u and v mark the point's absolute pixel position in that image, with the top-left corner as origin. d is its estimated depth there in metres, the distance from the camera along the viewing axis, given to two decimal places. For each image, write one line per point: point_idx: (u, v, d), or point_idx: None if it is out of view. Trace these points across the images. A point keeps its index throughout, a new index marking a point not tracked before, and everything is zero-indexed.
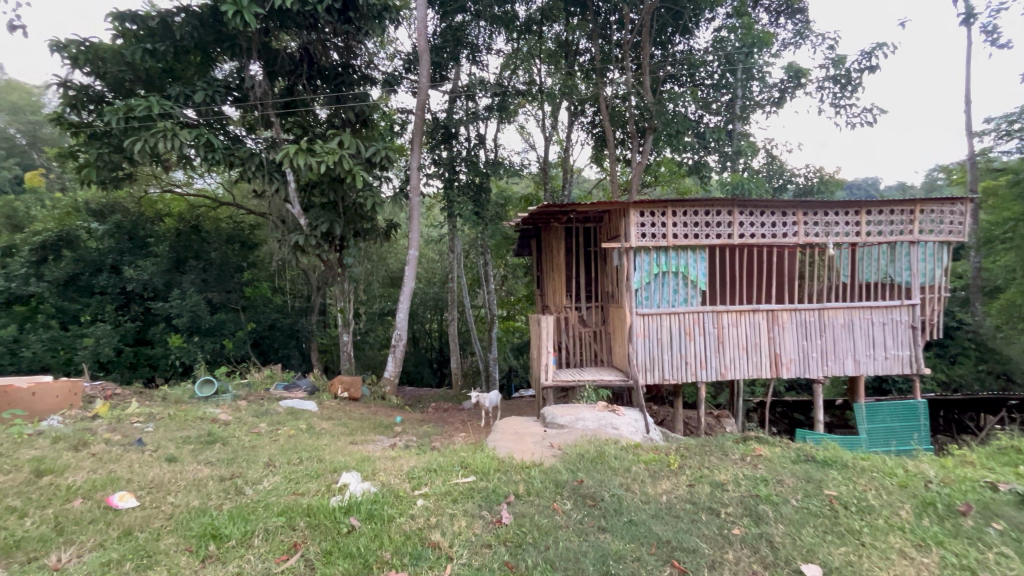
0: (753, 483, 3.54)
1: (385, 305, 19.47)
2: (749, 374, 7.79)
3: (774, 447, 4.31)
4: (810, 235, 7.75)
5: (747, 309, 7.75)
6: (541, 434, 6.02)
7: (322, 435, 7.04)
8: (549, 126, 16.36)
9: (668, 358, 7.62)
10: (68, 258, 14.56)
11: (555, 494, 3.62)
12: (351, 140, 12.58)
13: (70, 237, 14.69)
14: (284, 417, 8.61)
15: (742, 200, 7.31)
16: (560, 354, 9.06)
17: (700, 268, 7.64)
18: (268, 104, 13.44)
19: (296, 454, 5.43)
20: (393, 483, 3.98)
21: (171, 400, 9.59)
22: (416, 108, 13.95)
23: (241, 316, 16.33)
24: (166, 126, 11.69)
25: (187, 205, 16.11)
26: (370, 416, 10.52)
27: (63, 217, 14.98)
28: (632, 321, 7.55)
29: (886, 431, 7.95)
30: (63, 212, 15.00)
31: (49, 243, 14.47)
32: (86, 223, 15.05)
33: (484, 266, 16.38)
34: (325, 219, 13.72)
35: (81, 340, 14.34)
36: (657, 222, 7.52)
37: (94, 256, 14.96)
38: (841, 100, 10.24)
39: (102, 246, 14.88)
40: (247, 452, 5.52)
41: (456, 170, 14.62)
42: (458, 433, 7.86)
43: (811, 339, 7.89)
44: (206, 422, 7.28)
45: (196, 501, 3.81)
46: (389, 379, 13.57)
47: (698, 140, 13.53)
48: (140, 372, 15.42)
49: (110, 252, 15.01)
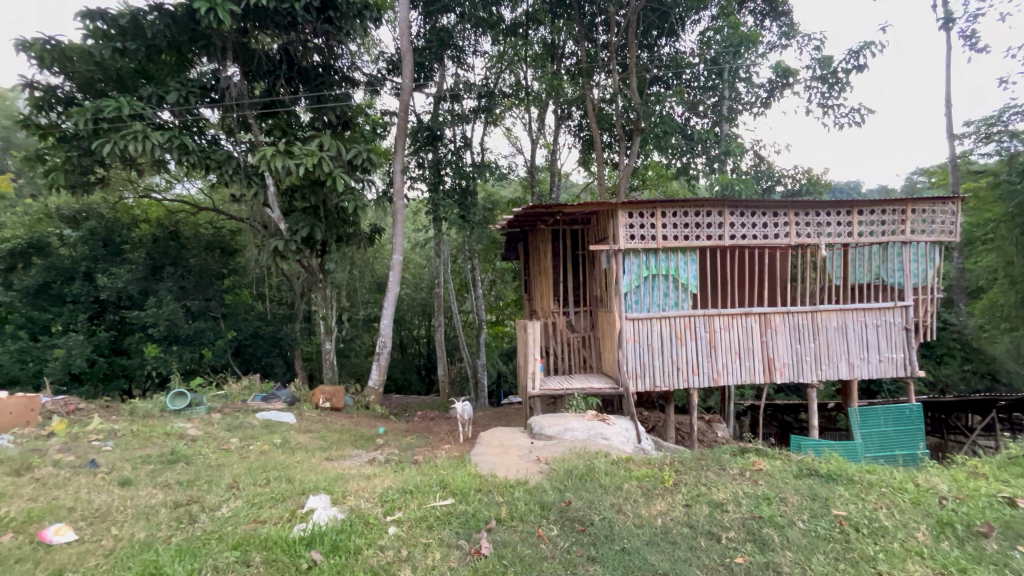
0: (755, 503, 3.27)
1: (370, 312, 19.05)
2: (741, 379, 7.57)
3: (773, 460, 4.07)
4: (802, 236, 7.58)
5: (739, 312, 7.53)
6: (527, 447, 5.72)
7: (296, 451, 6.65)
8: (536, 129, 16.13)
9: (659, 364, 7.36)
10: (38, 266, 13.97)
11: (541, 519, 3.31)
12: (331, 141, 12.20)
13: (41, 244, 14.09)
14: (260, 430, 8.20)
15: (734, 200, 7.10)
16: (548, 361, 8.75)
17: (690, 270, 7.42)
18: (246, 105, 13.02)
19: (264, 474, 5.04)
20: (364, 508, 3.63)
21: (141, 414, 9.09)
22: (399, 111, 13.62)
23: (221, 324, 15.83)
24: (137, 128, 11.22)
25: (165, 211, 15.61)
26: (353, 428, 10.11)
27: (33, 223, 14.39)
28: (621, 326, 7.27)
29: (883, 438, 7.70)
30: (33, 218, 14.39)
31: (18, 250, 13.88)
32: (57, 229, 14.45)
33: (472, 270, 16.06)
34: (305, 223, 13.29)
35: (51, 351, 13.73)
36: (647, 224, 7.27)
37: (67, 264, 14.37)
38: (829, 101, 10.15)
39: (75, 253, 14.28)
40: (212, 473, 5.13)
41: (442, 174, 14.30)
42: (442, 446, 7.50)
43: (804, 342, 7.70)
44: (172, 439, 6.83)
45: (142, 532, 3.43)
46: (373, 388, 13.13)
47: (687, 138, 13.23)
48: (113, 384, 14.80)
49: (83, 259, 14.41)
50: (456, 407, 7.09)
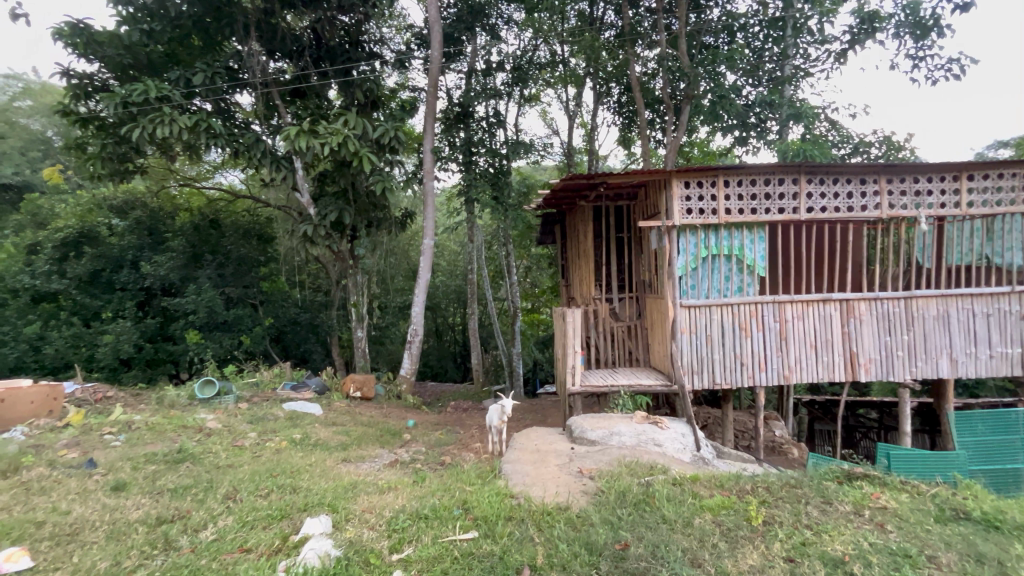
0: (892, 564, 2.50)
1: (404, 299, 18.65)
2: (818, 377, 6.47)
3: (899, 498, 3.23)
4: (895, 207, 6.35)
5: (816, 299, 6.41)
6: (567, 455, 4.99)
7: (316, 451, 6.11)
8: (572, 108, 15.11)
9: (719, 358, 6.37)
10: (88, 255, 14.14)
11: (591, 570, 2.57)
12: (357, 119, 11.56)
13: (90, 234, 14.31)
14: (284, 424, 7.78)
15: (814, 164, 5.97)
16: (589, 354, 7.88)
17: (758, 249, 6.36)
18: (273, 86, 12.58)
19: (274, 479, 4.50)
20: (366, 540, 2.97)
21: (168, 403, 8.86)
22: (428, 89, 12.87)
23: (259, 311, 15.76)
24: (163, 111, 10.91)
25: (205, 200, 15.60)
26: (382, 420, 9.63)
27: (83, 213, 14.63)
28: (675, 315, 6.32)
29: (981, 451, 6.54)
30: (85, 209, 14.62)
31: (70, 240, 14.10)
32: (107, 219, 14.62)
33: (506, 257, 15.19)
34: (333, 208, 12.82)
35: (101, 337, 13.91)
36: (706, 195, 6.25)
37: (115, 253, 14.43)
38: (921, 50, 8.66)
39: (122, 242, 14.45)
40: (217, 477, 4.64)
41: (473, 154, 13.46)
42: (472, 447, 6.83)
43: (895, 334, 6.49)
44: (191, 434, 6.45)
45: (104, 562, 2.89)
46: (405, 377, 12.65)
47: (752, 97, 11.69)
48: (158, 369, 15.00)
49: (130, 248, 14.44)
50: (489, 406, 6.11)
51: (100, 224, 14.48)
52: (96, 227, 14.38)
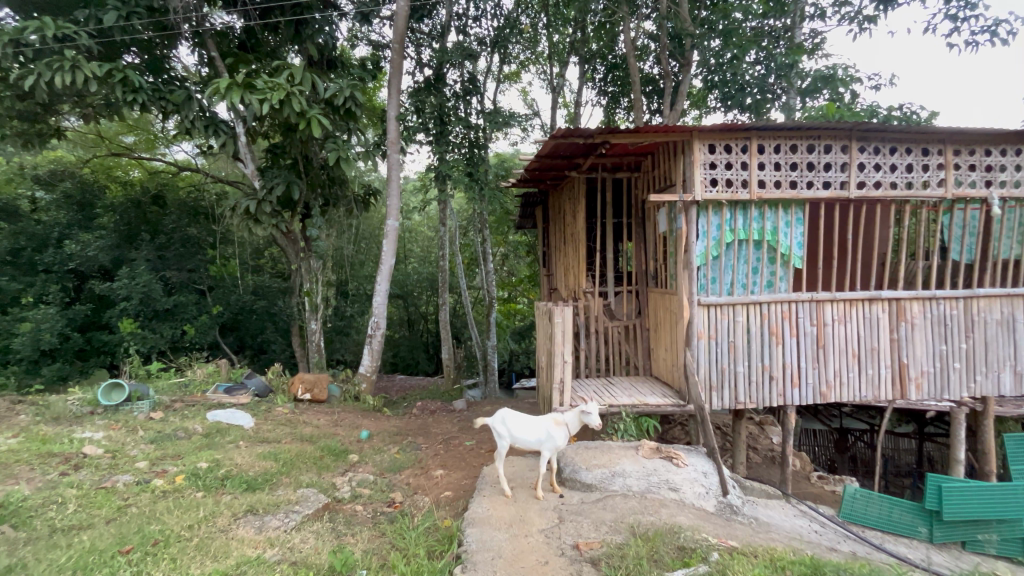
0: None
1: (369, 287, 16.86)
2: (861, 396, 5.24)
3: None
4: (962, 185, 5.18)
5: (862, 297, 5.19)
6: (558, 512, 3.62)
7: (226, 495, 4.57)
8: (556, 83, 13.55)
9: (743, 371, 5.08)
10: (4, 231, 12.04)
11: None
12: (303, 73, 9.66)
13: (9, 208, 12.25)
14: (205, 444, 6.18)
15: (874, 124, 4.71)
16: (577, 358, 6.50)
17: (794, 234, 5.08)
18: (208, 35, 10.40)
19: (137, 562, 3.06)
20: None
21: (62, 417, 7.07)
22: (394, 46, 11.03)
23: (207, 299, 13.72)
24: (66, 55, 8.73)
25: (150, 173, 13.32)
26: (330, 431, 8.03)
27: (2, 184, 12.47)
28: (692, 316, 4.97)
29: None
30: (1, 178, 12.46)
31: None
32: (31, 192, 12.53)
33: (482, 243, 13.55)
34: (280, 179, 10.94)
35: (18, 326, 11.77)
36: (736, 163, 4.92)
37: (39, 230, 12.33)
38: (964, 9, 7.49)
39: (46, 218, 12.36)
40: (49, 554, 3.13)
41: (446, 125, 11.58)
42: (439, 474, 5.41)
43: (951, 342, 5.34)
44: (54, 469, 4.80)
45: None
46: (365, 375, 11.03)
47: (762, 66, 10.33)
48: (95, 361, 12.75)
49: (57, 225, 12.41)
50: (558, 417, 4.00)
51: (23, 197, 12.41)
52: (17, 200, 12.33)
